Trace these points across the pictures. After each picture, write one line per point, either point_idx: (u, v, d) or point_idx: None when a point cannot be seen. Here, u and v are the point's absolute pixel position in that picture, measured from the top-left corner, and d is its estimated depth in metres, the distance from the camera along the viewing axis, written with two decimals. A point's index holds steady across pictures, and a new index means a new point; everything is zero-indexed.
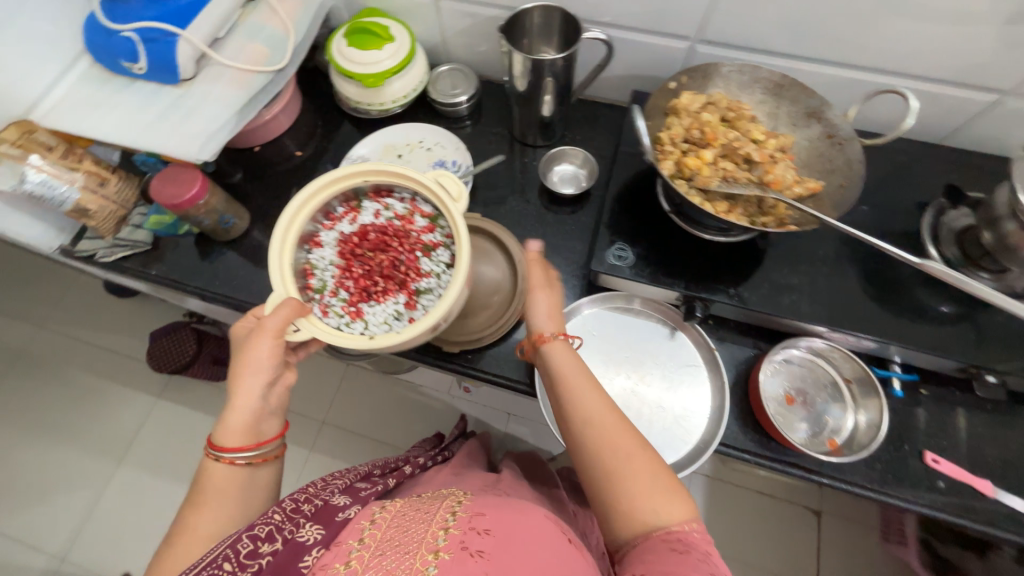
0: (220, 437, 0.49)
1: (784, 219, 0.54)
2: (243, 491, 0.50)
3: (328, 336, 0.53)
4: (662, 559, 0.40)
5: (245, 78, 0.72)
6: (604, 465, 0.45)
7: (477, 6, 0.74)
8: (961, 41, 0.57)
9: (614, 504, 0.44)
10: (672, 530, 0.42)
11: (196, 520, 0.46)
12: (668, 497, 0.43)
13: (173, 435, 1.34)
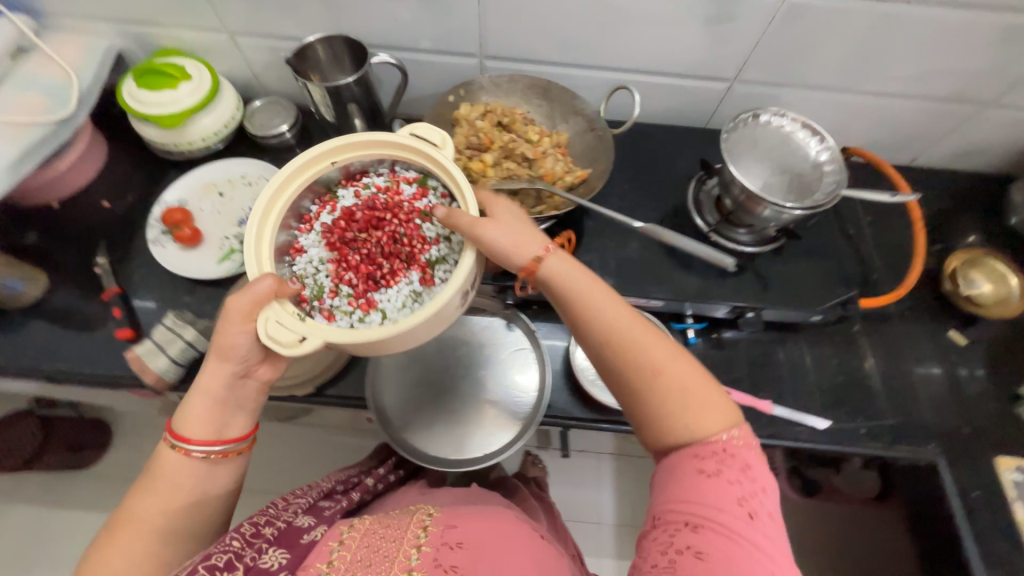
0: (184, 420, 0.48)
1: (557, 207, 0.62)
2: (194, 490, 0.47)
3: (337, 337, 0.46)
4: (692, 483, 0.42)
5: (19, 131, 0.68)
6: (645, 382, 0.46)
7: (275, 40, 0.76)
8: (681, 41, 0.69)
9: (660, 415, 0.46)
10: (722, 440, 0.44)
11: (146, 510, 0.45)
12: (713, 405, 0.45)
13: (24, 539, 1.16)
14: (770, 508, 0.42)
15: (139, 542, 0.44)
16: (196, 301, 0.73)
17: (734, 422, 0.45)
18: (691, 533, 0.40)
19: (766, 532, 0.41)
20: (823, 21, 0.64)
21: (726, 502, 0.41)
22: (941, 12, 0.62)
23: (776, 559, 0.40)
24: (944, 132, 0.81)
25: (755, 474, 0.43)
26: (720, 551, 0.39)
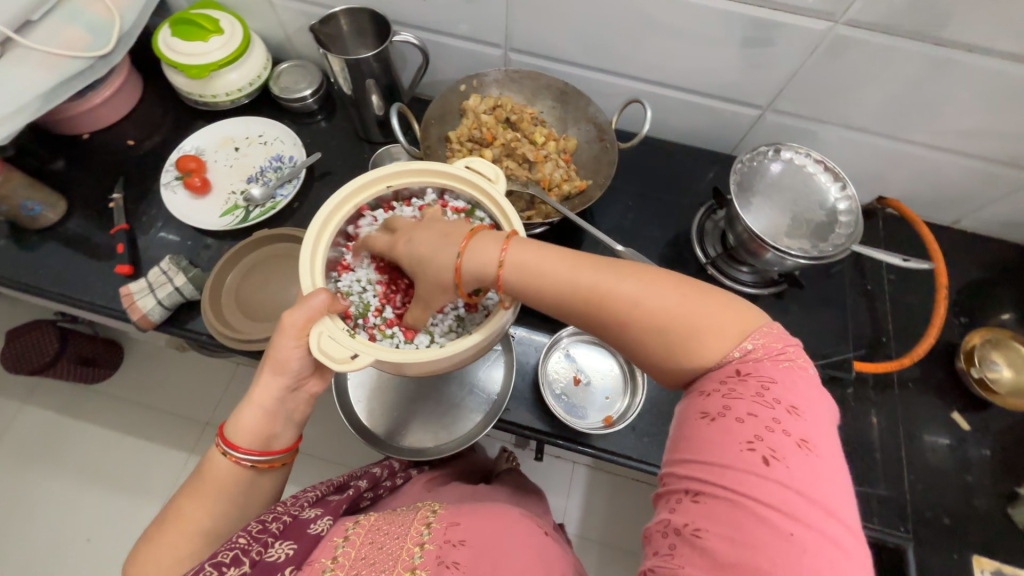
0: (234, 429, 0.48)
1: (547, 215, 0.61)
2: (234, 496, 0.48)
3: (388, 354, 0.43)
4: (696, 434, 0.35)
5: (58, 62, 0.70)
6: (638, 328, 0.39)
7: (307, 6, 0.77)
8: (715, 60, 0.65)
9: (672, 358, 0.39)
10: (736, 357, 0.37)
11: (193, 511, 0.46)
12: (726, 314, 0.38)
13: (30, 439, 1.24)
14: (804, 435, 0.33)
15: (180, 546, 0.45)
16: (194, 249, 0.76)
17: (750, 325, 0.38)
18: (695, 507, 0.33)
19: (797, 474, 0.32)
20: (870, 58, 0.59)
21: (736, 451, 0.33)
22: (1006, 66, 0.56)
23: (816, 510, 0.31)
24: (995, 197, 0.74)
25: (779, 402, 0.34)
26: (728, 518, 0.31)
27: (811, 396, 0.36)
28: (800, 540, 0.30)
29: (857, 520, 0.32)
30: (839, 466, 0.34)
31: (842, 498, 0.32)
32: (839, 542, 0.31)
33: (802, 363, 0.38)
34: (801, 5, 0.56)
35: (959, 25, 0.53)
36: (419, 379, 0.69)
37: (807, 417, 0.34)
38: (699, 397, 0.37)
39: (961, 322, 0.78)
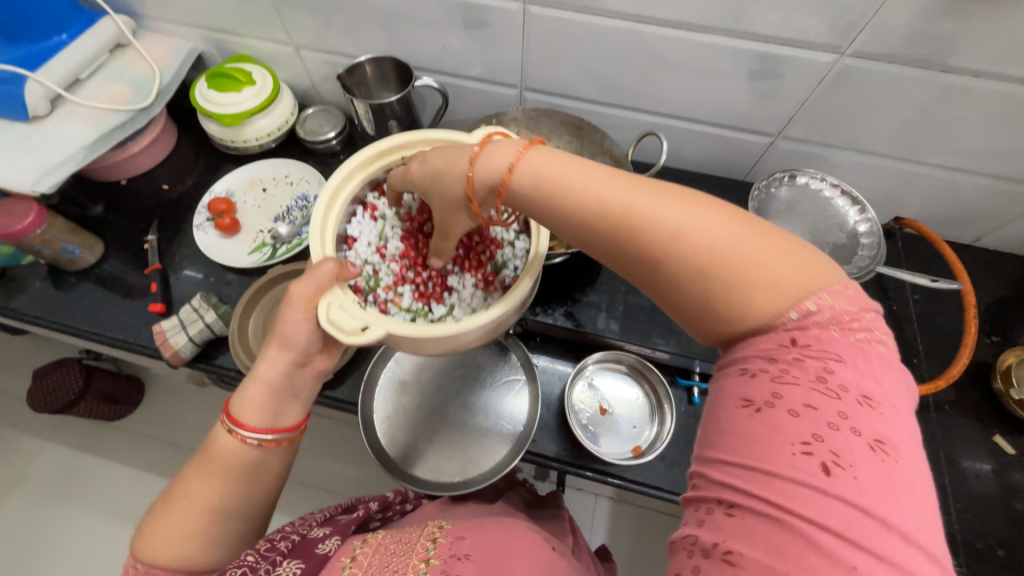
0: (238, 402, 0.49)
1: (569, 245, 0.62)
2: (237, 475, 0.49)
3: (398, 329, 0.46)
4: (739, 430, 0.32)
5: (101, 117, 0.76)
6: (679, 265, 0.36)
7: (333, 56, 0.82)
8: (724, 92, 0.68)
9: (715, 304, 0.36)
10: (796, 317, 0.34)
11: (198, 488, 0.47)
12: (792, 266, 0.35)
13: (51, 479, 1.25)
14: (878, 436, 0.31)
15: (188, 524, 0.46)
16: (223, 287, 0.78)
17: (819, 280, 0.35)
18: (731, 522, 0.31)
19: (861, 486, 0.29)
20: (878, 87, 0.61)
21: (787, 454, 0.30)
22: (1014, 89, 0.57)
23: (882, 529, 0.28)
24: (1014, 215, 0.74)
25: (846, 391, 0.32)
26: (767, 537, 0.29)
27: (888, 391, 0.33)
28: (859, 566, 0.28)
29: (934, 535, 0.30)
30: (916, 475, 0.31)
31: (916, 514, 0.29)
32: (909, 568, 0.28)
33: (879, 339, 0.35)
34: (806, 41, 0.58)
35: (963, 54, 0.55)
36: (444, 412, 0.69)
37: (881, 413, 0.32)
38: (744, 382, 0.34)
39: (992, 341, 0.77)
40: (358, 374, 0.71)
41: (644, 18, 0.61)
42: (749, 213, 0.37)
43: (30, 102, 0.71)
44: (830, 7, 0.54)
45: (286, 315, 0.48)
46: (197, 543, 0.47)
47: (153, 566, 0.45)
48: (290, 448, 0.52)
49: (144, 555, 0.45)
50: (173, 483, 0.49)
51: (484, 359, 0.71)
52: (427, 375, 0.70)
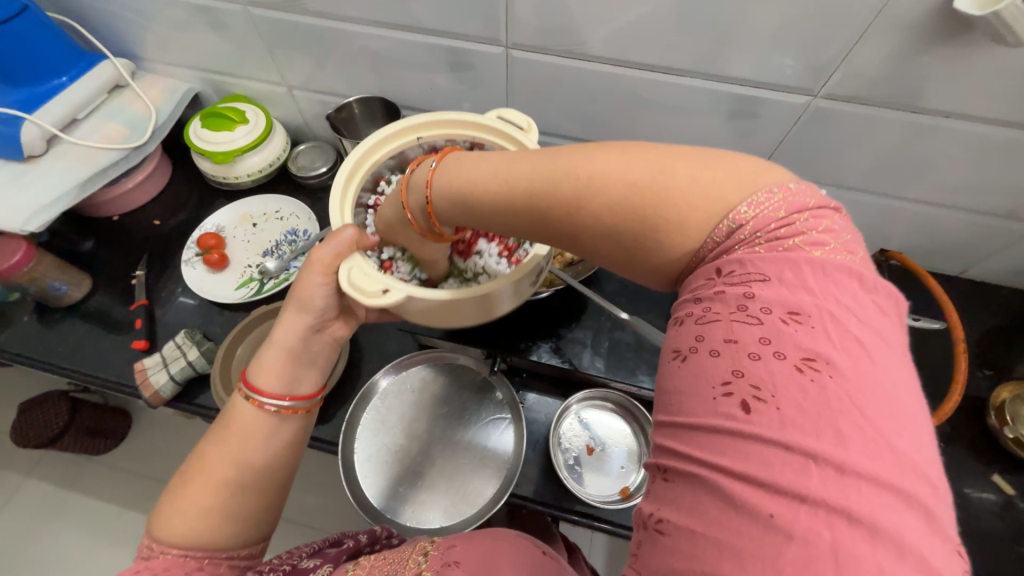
0: (257, 368, 0.49)
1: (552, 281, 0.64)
2: (256, 444, 0.47)
3: (419, 292, 0.46)
4: (671, 384, 0.30)
5: (95, 155, 0.78)
6: (600, 230, 0.35)
7: (326, 96, 0.84)
8: (705, 131, 0.69)
9: (642, 247, 0.35)
10: (717, 241, 0.33)
11: (214, 457, 0.45)
12: (709, 187, 0.33)
13: (30, 517, 1.21)
14: (807, 357, 0.27)
15: (204, 496, 0.43)
16: (209, 322, 0.78)
17: (743, 192, 0.33)
18: (663, 488, 0.29)
19: (786, 417, 0.26)
20: (854, 126, 0.62)
21: (707, 398, 0.28)
22: (987, 128, 0.58)
23: (810, 464, 0.25)
24: (997, 248, 0.74)
25: (768, 313, 0.29)
26: (696, 498, 0.27)
27: (823, 302, 0.29)
28: (783, 514, 0.24)
29: (901, 464, 0.25)
30: (869, 395, 0.26)
31: (863, 441, 0.25)
32: (853, 507, 0.23)
33: (816, 240, 0.31)
34: (780, 83, 0.60)
35: (933, 95, 0.56)
36: (427, 453, 0.67)
37: (812, 329, 0.28)
38: (674, 331, 0.32)
39: (985, 374, 0.76)
40: (341, 412, 0.69)
41: (623, 62, 0.63)
42: (665, 144, 0.35)
43: (26, 142, 0.73)
44: (802, 52, 0.56)
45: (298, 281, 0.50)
46: (215, 519, 0.43)
47: (166, 547, 0.41)
48: (308, 418, 0.51)
49: (156, 535, 0.42)
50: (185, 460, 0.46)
51: (466, 395, 0.70)
52: (410, 415, 0.69)
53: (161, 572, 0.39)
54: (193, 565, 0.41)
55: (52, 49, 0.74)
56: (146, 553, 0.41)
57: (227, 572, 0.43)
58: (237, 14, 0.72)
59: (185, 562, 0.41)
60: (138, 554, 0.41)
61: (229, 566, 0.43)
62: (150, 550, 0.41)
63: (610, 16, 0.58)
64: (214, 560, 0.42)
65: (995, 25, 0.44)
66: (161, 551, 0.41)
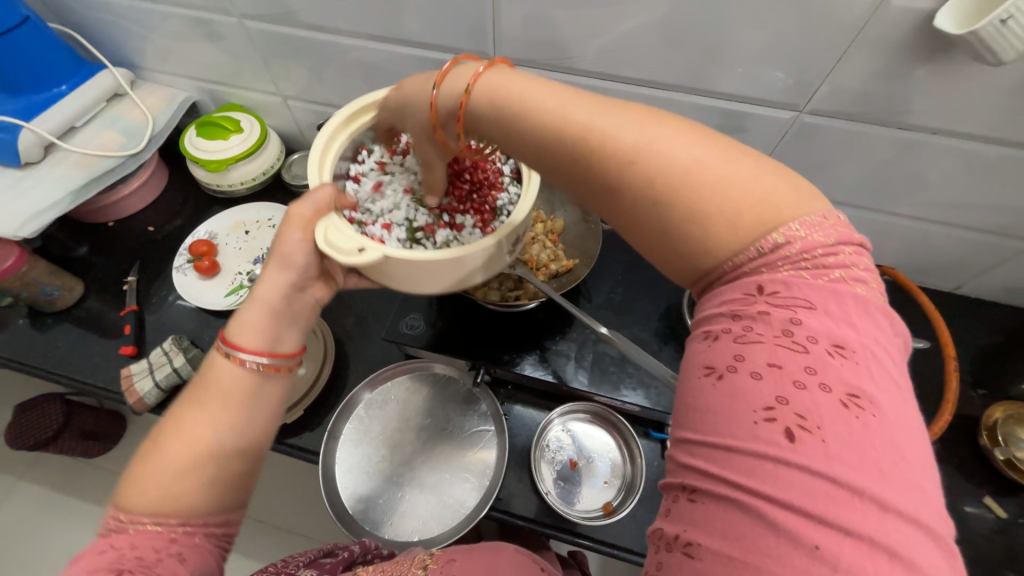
0: (242, 324, 0.44)
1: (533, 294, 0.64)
2: (235, 408, 0.42)
3: (395, 254, 0.44)
4: (704, 402, 0.29)
5: (91, 162, 0.79)
6: (640, 185, 0.33)
7: (320, 107, 0.85)
8: None
9: (684, 238, 0.33)
10: (761, 252, 0.31)
11: (193, 421, 0.40)
12: (764, 194, 0.32)
13: (21, 519, 1.22)
14: (851, 393, 0.27)
15: (178, 464, 0.39)
16: (197, 329, 0.78)
17: (798, 211, 0.32)
18: (691, 510, 0.28)
19: (832, 452, 0.25)
20: (840, 142, 0.62)
21: (748, 425, 0.27)
22: (976, 145, 0.57)
23: (853, 501, 0.24)
24: (991, 265, 0.73)
25: (815, 342, 0.28)
26: (731, 525, 0.26)
27: (867, 342, 0.29)
28: (826, 549, 0.24)
29: (929, 503, 0.25)
30: (904, 435, 0.27)
31: (900, 480, 0.25)
32: (897, 548, 0.24)
33: (858, 277, 0.31)
34: (766, 99, 0.60)
35: (919, 112, 0.56)
36: (408, 464, 0.66)
37: (856, 366, 0.28)
38: (709, 347, 0.31)
39: (979, 394, 0.74)
40: (325, 422, 0.69)
41: (610, 76, 0.63)
42: (727, 139, 0.34)
43: (22, 149, 0.74)
44: (787, 68, 0.56)
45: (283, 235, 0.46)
46: (189, 489, 0.39)
47: (138, 518, 0.37)
48: (289, 378, 0.46)
49: (128, 501, 0.38)
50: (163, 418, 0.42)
51: (450, 407, 0.69)
52: (391, 426, 0.68)
53: (129, 549, 0.36)
54: (164, 538, 0.37)
55: (53, 58, 0.76)
56: (118, 524, 0.38)
57: (206, 542, 0.39)
58: (232, 26, 0.74)
59: (157, 535, 0.37)
60: (111, 521, 0.38)
61: (208, 534, 0.39)
62: (123, 519, 0.38)
63: (595, 32, 0.58)
64: (189, 529, 0.39)
65: (974, 42, 0.44)
66: (134, 522, 0.37)
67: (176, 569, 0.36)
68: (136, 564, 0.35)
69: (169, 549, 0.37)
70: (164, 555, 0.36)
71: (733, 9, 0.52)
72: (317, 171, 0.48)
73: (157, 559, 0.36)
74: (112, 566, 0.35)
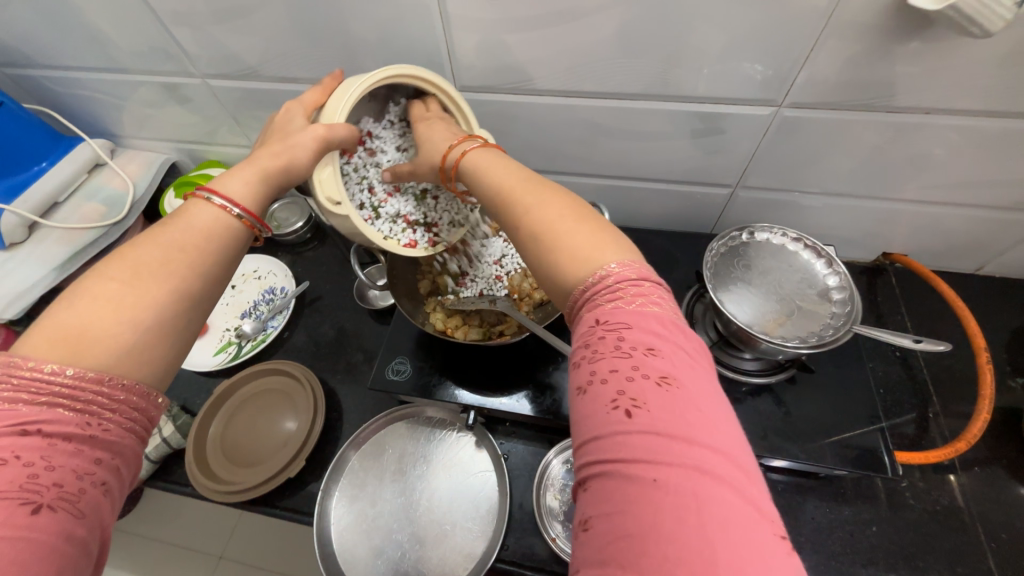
0: (232, 184, 0.42)
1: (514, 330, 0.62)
2: (220, 265, 0.40)
3: (359, 226, 0.48)
4: (576, 412, 0.31)
5: (73, 236, 0.79)
6: (523, 236, 0.39)
7: None
8: (671, 152, 0.66)
9: (547, 271, 0.37)
10: (591, 284, 0.35)
11: (166, 263, 0.37)
12: (600, 241, 0.36)
13: None
14: (666, 373, 0.30)
15: (140, 305, 0.35)
16: (188, 392, 0.77)
17: (620, 254, 0.36)
18: (583, 496, 0.29)
19: (658, 417, 0.28)
20: (825, 133, 0.59)
21: (601, 415, 0.30)
22: (979, 120, 0.53)
23: (677, 447, 0.27)
24: (1012, 243, 0.69)
25: (636, 346, 0.31)
26: (608, 491, 0.27)
27: (672, 334, 0.32)
28: (662, 481, 0.26)
29: (735, 441, 0.28)
30: (710, 396, 0.30)
31: (710, 426, 0.28)
32: (711, 471, 0.26)
33: (658, 299, 0.34)
34: (740, 97, 0.57)
35: (907, 93, 0.52)
36: (410, 516, 0.63)
37: (668, 353, 0.31)
38: (572, 370, 0.33)
39: (1019, 383, 0.68)
40: (319, 477, 0.66)
41: (575, 93, 0.61)
42: (591, 206, 0.39)
43: (5, 232, 0.75)
44: (762, 60, 0.52)
45: (292, 130, 0.45)
46: (153, 340, 0.35)
47: (76, 381, 0.32)
48: (246, 242, 0.43)
49: (71, 341, 0.32)
50: (115, 257, 0.36)
51: (446, 448, 0.67)
52: (387, 478, 0.65)
53: (42, 471, 0.29)
54: (88, 460, 0.31)
55: (30, 138, 0.77)
56: (27, 405, 0.31)
57: (132, 449, 0.34)
58: (198, 87, 0.74)
59: (87, 426, 0.32)
60: (31, 369, 0.31)
61: (134, 441, 0.34)
62: (45, 380, 0.31)
63: (553, 52, 0.56)
64: (120, 432, 0.33)
65: (954, 16, 0.40)
66: (74, 374, 0.32)
67: (100, 502, 0.31)
68: (56, 497, 0.29)
69: (93, 477, 0.31)
70: (89, 484, 0.31)
71: (692, 11, 0.49)
72: (353, 90, 0.47)
73: (80, 489, 0.30)
74: (18, 497, 0.28)
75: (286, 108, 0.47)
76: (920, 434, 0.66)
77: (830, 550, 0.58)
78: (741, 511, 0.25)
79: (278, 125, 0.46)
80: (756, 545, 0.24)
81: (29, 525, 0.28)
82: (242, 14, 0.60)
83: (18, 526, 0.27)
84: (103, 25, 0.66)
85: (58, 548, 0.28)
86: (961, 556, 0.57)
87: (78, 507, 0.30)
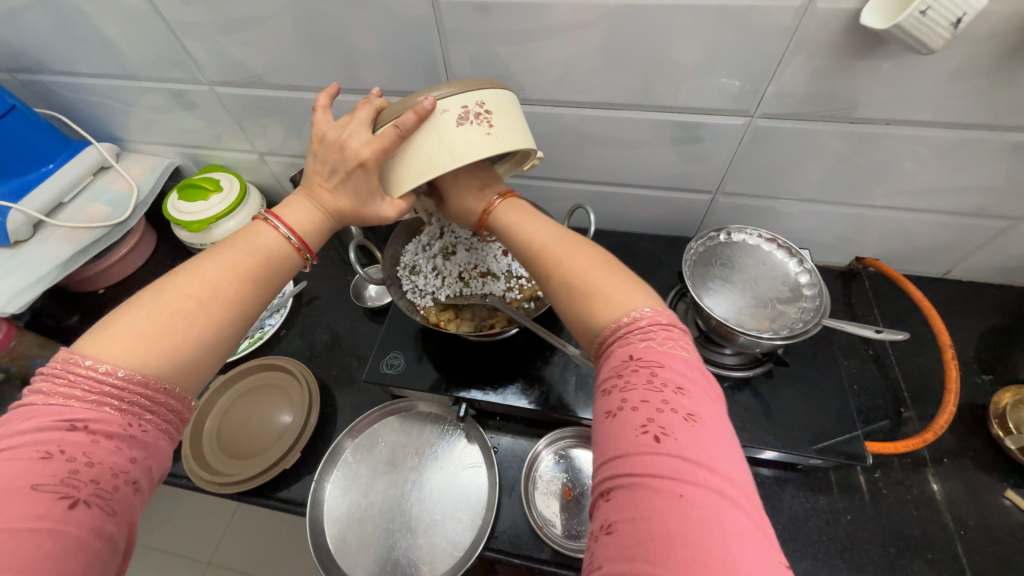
0: (299, 216, 0.45)
1: (503, 320, 0.65)
2: (272, 290, 0.43)
3: None
4: (604, 434, 0.34)
5: (77, 235, 0.81)
6: (558, 285, 0.42)
7: (295, 158, 0.88)
8: (652, 159, 0.70)
9: (574, 311, 0.41)
10: (623, 324, 0.38)
11: (223, 280, 0.39)
12: (627, 286, 0.40)
13: None
14: (691, 410, 0.33)
15: (199, 319, 0.38)
16: None
17: (647, 299, 0.39)
18: (605, 505, 0.31)
19: (685, 445, 0.31)
20: (795, 142, 0.63)
21: (630, 438, 0.32)
22: (935, 131, 0.57)
23: (701, 473, 0.30)
24: (975, 247, 0.73)
25: (667, 384, 0.34)
26: (634, 501, 0.30)
27: (698, 378, 0.35)
28: (686, 497, 0.29)
29: (747, 478, 0.32)
30: (727, 437, 0.33)
31: (728, 459, 0.31)
32: (730, 496, 0.29)
33: (685, 344, 0.37)
34: (716, 107, 0.61)
35: (867, 106, 0.56)
36: (400, 504, 0.64)
37: (694, 393, 0.34)
38: (602, 397, 0.36)
39: (985, 379, 0.72)
40: (313, 470, 0.68)
41: (563, 102, 0.65)
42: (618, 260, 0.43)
43: (12, 230, 0.77)
44: (734, 73, 0.56)
45: (364, 200, 0.45)
46: (203, 354, 0.38)
47: (125, 383, 0.34)
48: (292, 265, 0.45)
49: (134, 346, 0.35)
50: (184, 272, 0.39)
51: (444, 447, 0.68)
52: (378, 468, 0.67)
53: (83, 468, 0.31)
54: (125, 459, 0.33)
55: (39, 141, 0.80)
56: (79, 401, 0.33)
57: (162, 450, 0.36)
58: (204, 93, 0.77)
59: (126, 427, 0.34)
60: (86, 368, 0.34)
61: (165, 440, 0.37)
62: (98, 380, 0.33)
63: (543, 64, 0.60)
64: (156, 434, 0.35)
65: (901, 35, 0.45)
66: (125, 376, 0.34)
67: (130, 499, 0.33)
68: (92, 494, 0.31)
69: (127, 476, 0.33)
70: (122, 483, 0.33)
71: (668, 28, 0.54)
72: (437, 172, 0.43)
73: (114, 488, 0.32)
74: (57, 491, 0.30)
75: (361, 165, 0.43)
76: (892, 429, 0.69)
77: (807, 538, 0.60)
78: (755, 535, 0.28)
79: (349, 180, 0.44)
80: (765, 562, 0.27)
81: (65, 519, 0.30)
82: (250, 25, 0.64)
83: (56, 519, 0.30)
84: (118, 34, 0.70)
85: (89, 543, 0.31)
86: (933, 542, 0.60)
87: (110, 505, 0.32)
